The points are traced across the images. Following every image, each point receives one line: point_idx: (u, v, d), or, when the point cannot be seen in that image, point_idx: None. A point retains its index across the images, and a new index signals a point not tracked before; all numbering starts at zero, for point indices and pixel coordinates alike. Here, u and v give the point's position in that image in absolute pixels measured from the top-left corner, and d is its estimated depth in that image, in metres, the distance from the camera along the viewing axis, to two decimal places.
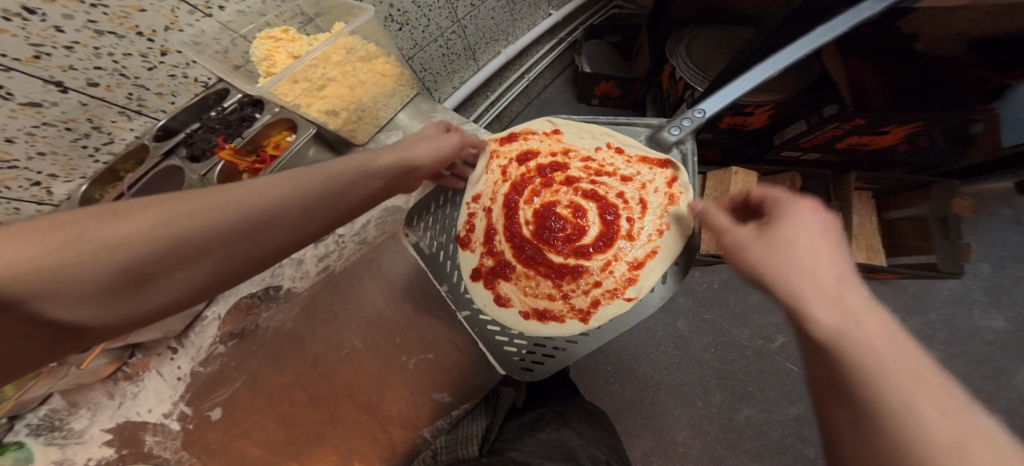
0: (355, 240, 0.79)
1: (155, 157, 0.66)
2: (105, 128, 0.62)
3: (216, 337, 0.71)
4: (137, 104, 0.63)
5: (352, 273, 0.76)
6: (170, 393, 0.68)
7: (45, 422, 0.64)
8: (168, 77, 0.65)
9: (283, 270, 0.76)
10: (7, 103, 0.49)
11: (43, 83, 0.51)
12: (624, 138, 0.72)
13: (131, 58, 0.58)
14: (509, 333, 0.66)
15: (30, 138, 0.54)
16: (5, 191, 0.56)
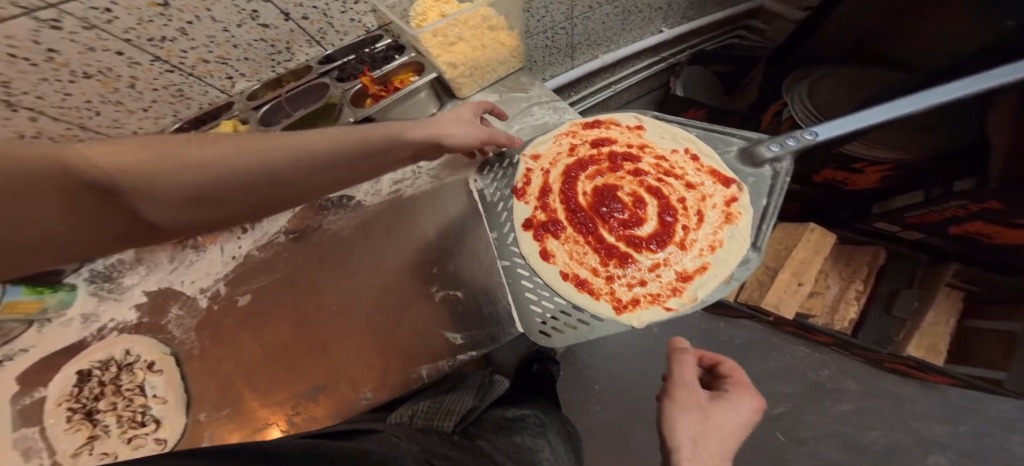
0: (427, 176, 0.81)
1: (314, 77, 0.78)
2: (292, 49, 0.76)
3: (281, 228, 0.81)
4: (322, 36, 0.78)
5: (417, 205, 0.80)
6: (218, 269, 0.79)
7: (102, 273, 0.80)
8: (349, 20, 0.78)
9: (359, 185, 0.81)
10: (251, 22, 0.65)
11: (280, 13, 0.67)
12: (705, 149, 0.73)
13: (336, 4, 0.72)
14: (540, 294, 0.65)
15: (247, 47, 0.70)
16: (210, 81, 0.72)
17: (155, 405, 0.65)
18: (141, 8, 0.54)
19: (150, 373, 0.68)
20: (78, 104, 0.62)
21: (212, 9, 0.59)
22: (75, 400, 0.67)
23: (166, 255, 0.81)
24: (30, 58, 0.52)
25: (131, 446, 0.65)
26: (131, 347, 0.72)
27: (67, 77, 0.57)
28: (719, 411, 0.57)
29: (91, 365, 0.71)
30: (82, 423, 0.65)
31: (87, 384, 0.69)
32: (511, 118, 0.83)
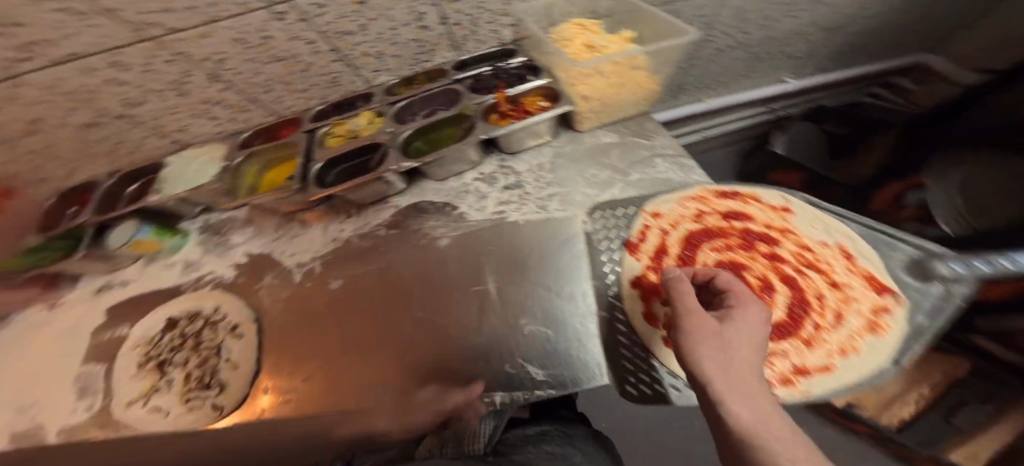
0: (537, 204, 0.74)
1: (449, 82, 0.79)
2: (434, 52, 0.78)
3: (383, 222, 0.80)
4: (463, 43, 0.78)
5: (523, 233, 0.74)
6: (319, 247, 0.79)
7: (214, 226, 0.83)
8: (490, 31, 0.77)
9: (466, 197, 0.78)
10: (414, 22, 0.68)
11: (440, 17, 0.69)
12: (865, 250, 0.62)
13: (486, 14, 0.72)
14: (634, 358, 0.58)
15: (402, 44, 0.72)
16: (361, 72, 0.76)
17: (225, 369, 0.68)
18: (345, 5, 0.59)
19: (231, 337, 0.71)
20: (261, 80, 0.69)
21: (394, 8, 0.64)
22: (152, 347, 0.72)
23: (274, 224, 0.82)
24: (250, 40, 0.59)
25: (185, 407, 0.65)
26: (217, 307, 0.75)
27: (262, 58, 0.64)
28: (732, 340, 0.44)
29: (177, 315, 0.75)
30: (155, 372, 0.69)
31: (166, 334, 0.73)
32: (630, 167, 0.79)
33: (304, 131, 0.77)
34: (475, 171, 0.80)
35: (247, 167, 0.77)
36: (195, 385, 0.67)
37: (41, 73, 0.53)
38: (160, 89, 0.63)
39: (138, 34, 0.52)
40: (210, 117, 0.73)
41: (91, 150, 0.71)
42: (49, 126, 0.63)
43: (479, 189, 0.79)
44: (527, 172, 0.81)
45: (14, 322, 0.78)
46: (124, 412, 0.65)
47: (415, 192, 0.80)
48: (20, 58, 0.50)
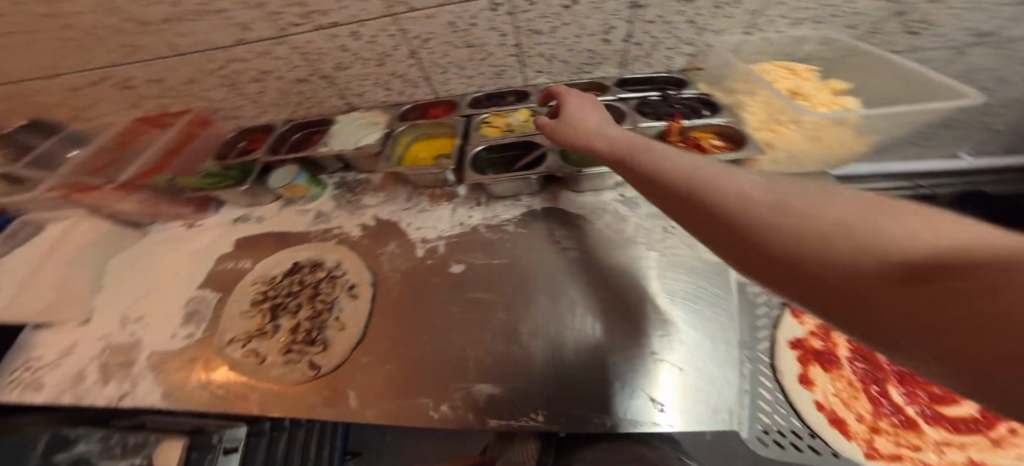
0: (684, 241, 0.73)
1: (609, 99, 0.71)
2: (598, 65, 0.72)
3: (512, 218, 0.80)
4: (631, 63, 0.70)
5: (661, 269, 0.70)
6: (444, 227, 0.80)
7: (348, 184, 0.86)
8: (663, 53, 0.67)
9: (603, 215, 0.77)
10: (598, 36, 0.64)
11: (624, 34, 0.63)
12: None
13: (670, 40, 0.64)
14: (777, 418, 0.57)
15: (575, 50, 0.68)
16: (526, 70, 0.76)
17: (332, 328, 0.71)
18: (550, 6, 0.60)
19: (346, 295, 0.73)
20: (444, 62, 0.74)
21: (591, 18, 0.61)
22: (269, 287, 0.73)
23: (405, 194, 0.84)
24: (459, 25, 0.65)
25: (282, 358, 0.68)
26: (339, 263, 0.76)
27: (456, 42, 0.69)
28: (570, 112, 0.57)
29: (303, 260, 0.76)
30: (266, 314, 0.71)
31: (287, 277, 0.74)
32: None
33: (461, 115, 0.80)
34: (616, 190, 0.79)
35: (402, 137, 0.81)
36: (297, 340, 0.70)
37: (302, 35, 0.64)
38: (367, 58, 0.71)
39: (385, 11, 0.62)
40: (386, 88, 0.80)
41: (290, 98, 0.78)
42: (279, 76, 0.72)
43: (619, 210, 0.78)
44: None
45: (157, 232, 0.81)
46: (228, 347, 0.69)
47: (548, 195, 0.81)
48: (298, 22, 0.62)
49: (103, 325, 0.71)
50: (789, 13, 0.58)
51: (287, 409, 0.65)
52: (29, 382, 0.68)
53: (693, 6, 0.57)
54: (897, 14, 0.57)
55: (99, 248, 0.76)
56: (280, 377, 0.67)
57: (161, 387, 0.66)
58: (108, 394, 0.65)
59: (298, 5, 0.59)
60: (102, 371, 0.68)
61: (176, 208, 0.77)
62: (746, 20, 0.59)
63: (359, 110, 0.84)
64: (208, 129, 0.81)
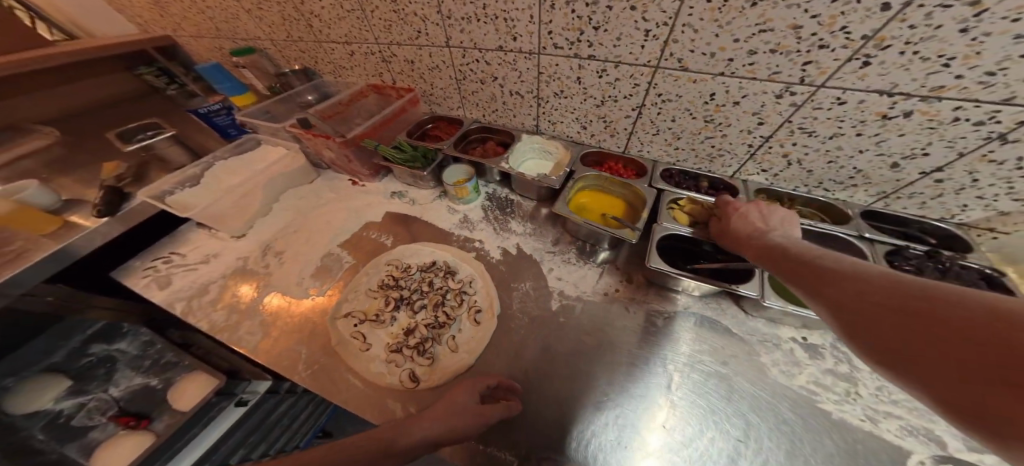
0: (864, 411, 0.51)
1: (850, 233, 0.59)
2: (850, 185, 0.60)
3: (660, 309, 0.64)
4: (897, 197, 0.58)
5: (816, 429, 0.50)
6: (586, 291, 0.67)
7: (499, 201, 0.81)
8: (957, 202, 0.55)
9: (784, 350, 0.58)
10: (890, 158, 0.53)
11: (932, 167, 0.52)
12: None
13: (989, 189, 0.51)
14: None
15: (836, 164, 0.58)
16: (748, 163, 0.65)
17: (444, 346, 0.62)
18: (863, 112, 0.49)
19: (468, 318, 0.65)
20: (662, 125, 0.66)
21: (902, 136, 0.50)
22: (400, 275, 0.69)
23: (553, 235, 0.74)
24: (717, 97, 0.57)
25: (386, 355, 0.60)
26: (471, 279, 0.69)
27: (695, 113, 0.61)
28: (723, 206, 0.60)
29: (440, 262, 0.71)
30: (390, 301, 0.66)
31: (421, 271, 0.70)
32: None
33: (652, 185, 0.70)
34: (795, 328, 0.60)
35: (579, 181, 0.74)
36: (409, 344, 0.61)
37: (554, 57, 0.62)
38: (592, 96, 0.67)
39: (651, 61, 0.56)
40: (583, 126, 0.75)
41: (493, 104, 0.78)
42: (501, 84, 0.72)
43: (798, 354, 0.57)
44: None
45: (325, 179, 0.87)
46: (340, 322, 0.64)
47: (712, 305, 0.64)
48: (562, 46, 0.60)
49: (246, 248, 0.75)
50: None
51: (367, 411, 0.55)
52: (160, 275, 0.71)
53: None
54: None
55: (276, 181, 0.80)
56: (378, 375, 0.58)
57: (264, 331, 0.62)
58: (213, 319, 0.64)
59: (577, 30, 0.57)
60: (223, 290, 0.68)
61: (359, 168, 0.80)
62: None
63: (543, 135, 0.81)
64: (415, 108, 0.86)
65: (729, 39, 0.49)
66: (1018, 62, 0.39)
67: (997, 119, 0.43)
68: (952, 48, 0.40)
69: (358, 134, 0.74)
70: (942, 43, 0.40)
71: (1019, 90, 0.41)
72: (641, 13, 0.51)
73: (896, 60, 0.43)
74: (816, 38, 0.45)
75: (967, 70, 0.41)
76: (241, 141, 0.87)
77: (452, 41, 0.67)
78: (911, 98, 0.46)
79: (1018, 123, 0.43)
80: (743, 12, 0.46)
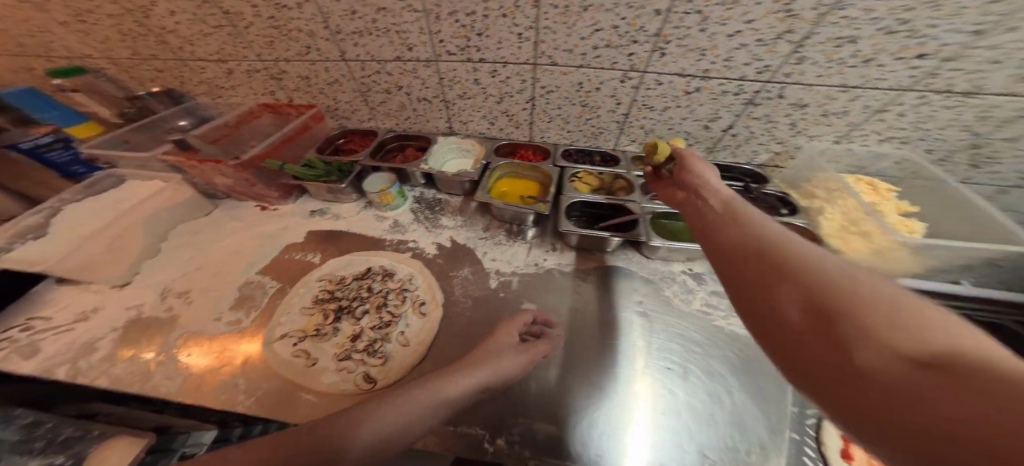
0: (744, 320, 0.68)
1: None
2: (687, 146, 0.81)
3: (583, 268, 0.75)
4: (717, 151, 0.80)
5: (721, 342, 0.65)
6: (519, 263, 0.75)
7: (427, 202, 0.84)
8: (745, 146, 0.77)
9: (673, 284, 0.73)
10: (700, 122, 0.74)
11: (725, 125, 0.73)
12: None
13: (758, 139, 0.74)
14: None
15: (671, 126, 0.77)
16: (621, 136, 0.84)
17: (394, 342, 0.60)
18: (672, 87, 0.69)
19: (414, 312, 0.64)
20: (554, 113, 0.81)
21: (703, 105, 0.71)
22: (334, 287, 0.66)
23: (483, 223, 0.81)
24: (585, 85, 0.73)
25: (336, 365, 0.56)
26: (411, 276, 0.69)
27: (573, 99, 0.77)
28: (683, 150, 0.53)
29: (376, 267, 0.69)
30: (329, 314, 0.62)
31: (357, 279, 0.67)
32: None
33: (555, 165, 0.82)
34: (683, 262, 0.77)
35: (496, 170, 0.83)
36: (358, 348, 0.58)
37: (450, 63, 0.71)
38: (491, 94, 0.77)
39: (529, 58, 0.69)
40: (491, 122, 0.85)
41: (403, 112, 0.82)
42: (407, 92, 0.77)
43: (687, 282, 0.74)
44: None
45: (228, 207, 0.80)
46: (277, 344, 0.58)
47: (621, 257, 0.78)
48: (454, 53, 0.68)
49: (140, 293, 0.65)
50: (881, 130, 0.65)
51: None
52: (22, 345, 0.59)
53: (803, 111, 0.66)
54: (971, 147, 0.62)
55: (159, 218, 0.72)
56: (330, 385, 0.54)
57: (184, 373, 0.55)
58: (114, 375, 0.55)
59: (463, 38, 0.66)
60: (117, 344, 0.59)
61: (266, 190, 0.76)
62: (842, 129, 0.67)
63: (458, 135, 0.88)
64: (321, 124, 0.84)
65: (578, 38, 0.65)
66: (736, 51, 0.60)
67: (743, 90, 0.65)
68: (702, 43, 0.60)
69: (255, 155, 0.71)
70: (694, 39, 0.60)
71: (745, 70, 0.62)
72: (511, 20, 0.63)
73: (678, 53, 0.63)
74: (629, 36, 0.62)
75: (715, 58, 0.62)
76: (97, 179, 0.76)
77: (347, 55, 0.70)
78: (695, 78, 0.66)
79: (756, 91, 0.65)
80: (578, 19, 0.62)
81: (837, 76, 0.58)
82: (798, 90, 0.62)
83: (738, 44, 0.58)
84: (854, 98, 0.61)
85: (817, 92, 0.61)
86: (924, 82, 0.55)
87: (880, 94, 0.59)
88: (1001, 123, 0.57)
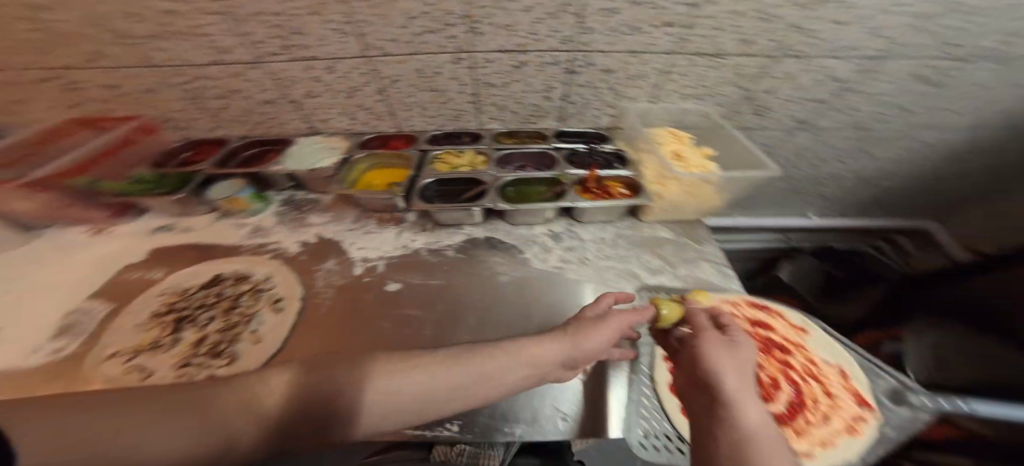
0: (594, 270, 0.78)
1: (547, 147, 0.90)
2: (544, 120, 0.92)
3: (451, 244, 0.79)
4: (568, 119, 0.92)
5: (574, 292, 0.73)
6: (386, 248, 0.76)
7: (293, 204, 0.82)
8: (591, 112, 0.90)
9: (532, 247, 0.81)
10: (543, 94, 0.85)
11: (561, 95, 0.85)
12: (860, 375, 0.63)
13: (594, 107, 0.88)
14: (654, 423, 0.51)
15: (518, 98, 0.85)
16: (481, 116, 0.90)
17: (246, 342, 0.59)
18: (503, 64, 0.77)
19: (269, 309, 0.64)
20: (410, 102, 0.84)
21: (535, 78, 0.80)
22: (179, 298, 0.65)
23: (353, 216, 0.82)
24: (425, 71, 0.77)
25: (175, 374, 0.55)
26: (269, 276, 0.69)
27: (421, 86, 0.80)
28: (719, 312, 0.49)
29: (227, 273, 0.69)
30: (167, 326, 0.61)
31: (204, 289, 0.66)
32: (679, 262, 0.81)
33: (418, 149, 0.87)
34: (544, 226, 0.86)
35: (359, 163, 0.84)
36: (199, 353, 0.57)
37: (280, 63, 0.71)
38: (338, 90, 0.78)
39: (361, 52, 0.71)
40: (352, 118, 0.86)
41: (251, 118, 0.81)
42: (246, 96, 0.76)
43: (546, 242, 0.82)
44: (592, 243, 0.84)
45: (48, 237, 0.75)
46: (103, 363, 0.55)
47: (490, 227, 0.84)
48: (278, 52, 0.69)
49: None
50: (678, 89, 0.81)
51: None
52: None
53: (611, 78, 0.80)
54: (746, 98, 0.82)
55: None
56: None
57: None
58: None
59: (279, 38, 0.67)
60: None
61: (89, 211, 0.74)
62: (651, 92, 0.82)
63: (322, 135, 0.88)
64: (153, 136, 0.81)
65: (398, 29, 0.68)
66: (536, 26, 0.70)
67: (559, 60, 0.76)
68: (506, 20, 0.69)
69: (52, 174, 0.68)
70: (502, 18, 0.68)
71: (552, 43, 0.73)
72: (323, 16, 0.65)
73: (496, 33, 0.71)
74: (441, 20, 0.68)
75: (523, 33, 0.71)
76: None
77: (154, 61, 0.71)
78: (516, 53, 0.75)
79: (570, 61, 0.76)
80: (392, 10, 0.65)
81: (620, 43, 0.73)
82: (601, 57, 0.75)
83: (534, 19, 0.69)
84: (643, 61, 0.76)
85: (616, 58, 0.75)
86: (682, 46, 0.72)
87: (659, 57, 0.75)
88: (753, 78, 0.77)
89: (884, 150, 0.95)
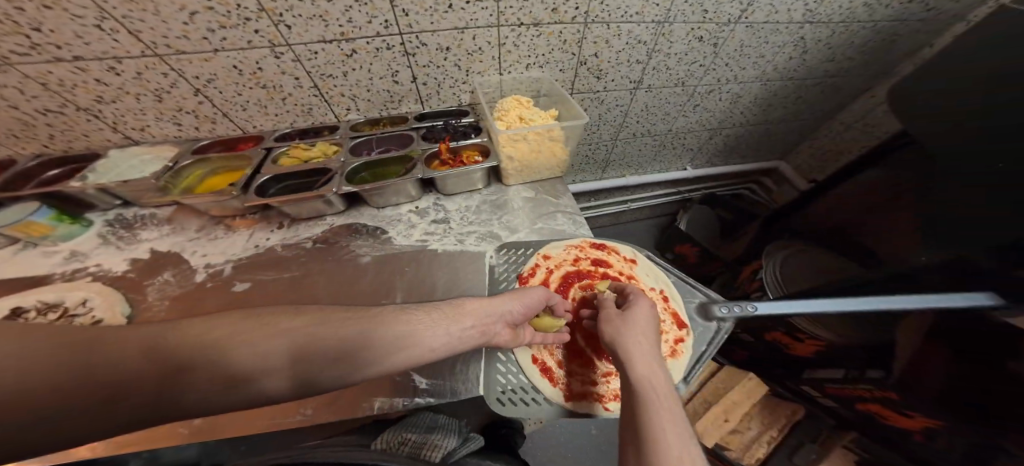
0: (455, 237, 0.84)
1: (405, 129, 0.91)
2: (404, 103, 0.93)
3: (312, 236, 0.80)
4: (427, 100, 0.94)
5: (436, 262, 0.80)
6: (236, 251, 0.76)
7: (122, 222, 0.78)
8: (445, 91, 0.93)
9: (398, 224, 0.85)
10: (389, 79, 0.85)
11: (410, 78, 0.86)
12: (676, 295, 0.79)
13: (449, 86, 0.91)
14: (510, 377, 0.64)
15: (359, 86, 0.85)
16: (333, 107, 0.88)
17: None
18: (333, 54, 0.75)
19: None
20: (240, 101, 0.80)
21: (374, 64, 0.80)
22: None
23: (197, 225, 0.79)
24: (242, 68, 0.73)
25: None
26: (86, 298, 0.64)
27: (245, 83, 0.76)
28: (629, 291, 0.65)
29: (27, 305, 0.63)
30: None
31: None
32: (535, 217, 0.90)
33: (262, 147, 0.84)
34: (410, 203, 0.89)
35: (192, 169, 0.80)
36: None
37: (34, 65, 0.64)
38: (140, 92, 0.73)
39: (146, 50, 0.66)
40: (176, 124, 0.81)
41: (39, 131, 0.74)
42: (16, 105, 0.69)
43: (409, 219, 0.86)
44: (456, 212, 0.89)
45: None
46: None
47: (354, 213, 0.86)
48: (25, 53, 0.62)
49: None
50: (517, 59, 0.87)
51: None
52: None
53: (449, 54, 0.82)
54: (581, 64, 0.91)
55: None
56: None
57: None
58: None
59: (20, 35, 0.59)
60: None
61: None
62: (495, 64, 0.88)
63: (143, 145, 0.82)
64: None
65: (182, 24, 0.64)
66: (348, 12, 0.69)
67: (389, 43, 0.77)
68: (314, 11, 0.67)
69: None
70: (301, 8, 0.66)
71: (374, 28, 0.73)
72: (67, 12, 0.58)
73: (304, 20, 0.68)
74: (238, 14, 0.65)
75: (338, 21, 0.70)
76: None
77: None
78: (341, 41, 0.74)
79: (400, 42, 0.77)
80: (159, 4, 0.60)
81: (443, 19, 0.75)
82: (427, 36, 0.77)
83: (343, 5, 0.68)
84: (472, 37, 0.80)
85: (442, 37, 0.78)
86: (502, 18, 0.77)
87: (487, 30, 0.79)
88: (576, 43, 0.86)
89: (705, 101, 1.13)
